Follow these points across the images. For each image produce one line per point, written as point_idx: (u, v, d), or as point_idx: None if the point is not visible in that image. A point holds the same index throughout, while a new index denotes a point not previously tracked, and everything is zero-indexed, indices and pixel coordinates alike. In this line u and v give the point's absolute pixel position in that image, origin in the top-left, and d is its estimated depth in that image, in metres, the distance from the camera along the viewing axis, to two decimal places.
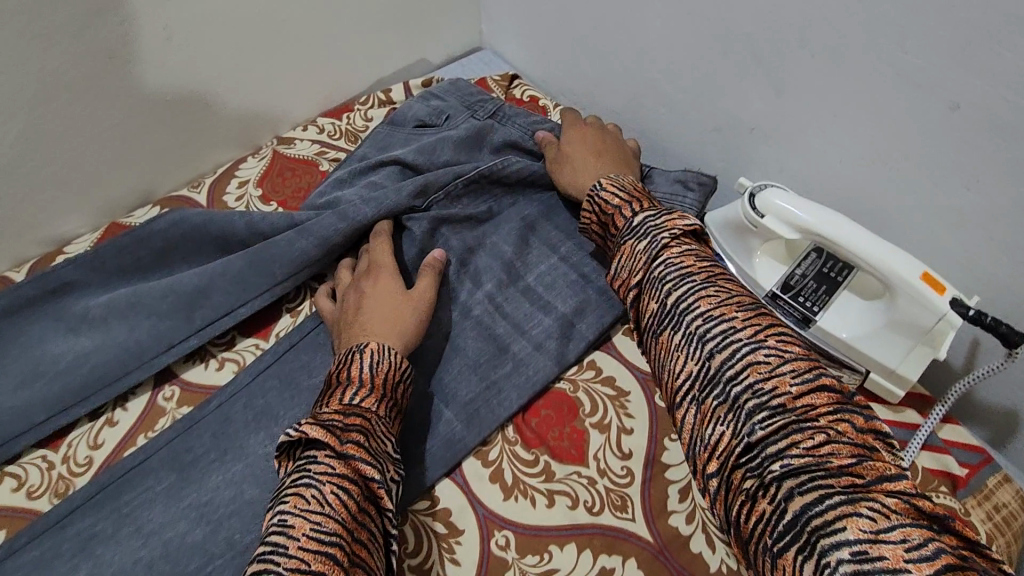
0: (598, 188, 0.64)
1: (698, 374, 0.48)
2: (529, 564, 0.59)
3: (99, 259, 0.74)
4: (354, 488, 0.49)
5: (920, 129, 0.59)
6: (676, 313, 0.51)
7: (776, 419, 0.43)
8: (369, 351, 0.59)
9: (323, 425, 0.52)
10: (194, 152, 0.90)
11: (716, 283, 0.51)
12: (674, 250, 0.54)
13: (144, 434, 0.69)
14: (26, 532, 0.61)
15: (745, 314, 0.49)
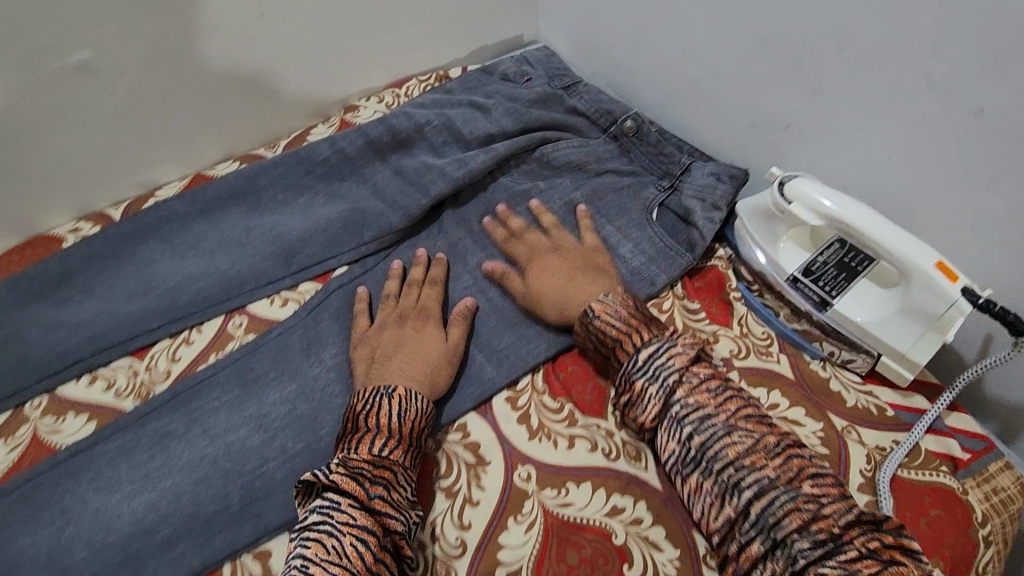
0: (592, 316, 0.69)
1: (735, 518, 0.56)
2: (548, 496, 0.64)
3: (214, 198, 0.90)
4: (371, 539, 0.54)
5: (945, 132, 0.63)
6: (704, 458, 0.58)
7: (817, 548, 0.51)
8: (397, 398, 0.63)
9: (353, 475, 0.56)
10: (270, 117, 1.00)
11: (739, 428, 0.58)
12: (687, 390, 0.61)
13: (215, 353, 0.77)
14: (112, 425, 0.70)
15: (770, 454, 0.56)
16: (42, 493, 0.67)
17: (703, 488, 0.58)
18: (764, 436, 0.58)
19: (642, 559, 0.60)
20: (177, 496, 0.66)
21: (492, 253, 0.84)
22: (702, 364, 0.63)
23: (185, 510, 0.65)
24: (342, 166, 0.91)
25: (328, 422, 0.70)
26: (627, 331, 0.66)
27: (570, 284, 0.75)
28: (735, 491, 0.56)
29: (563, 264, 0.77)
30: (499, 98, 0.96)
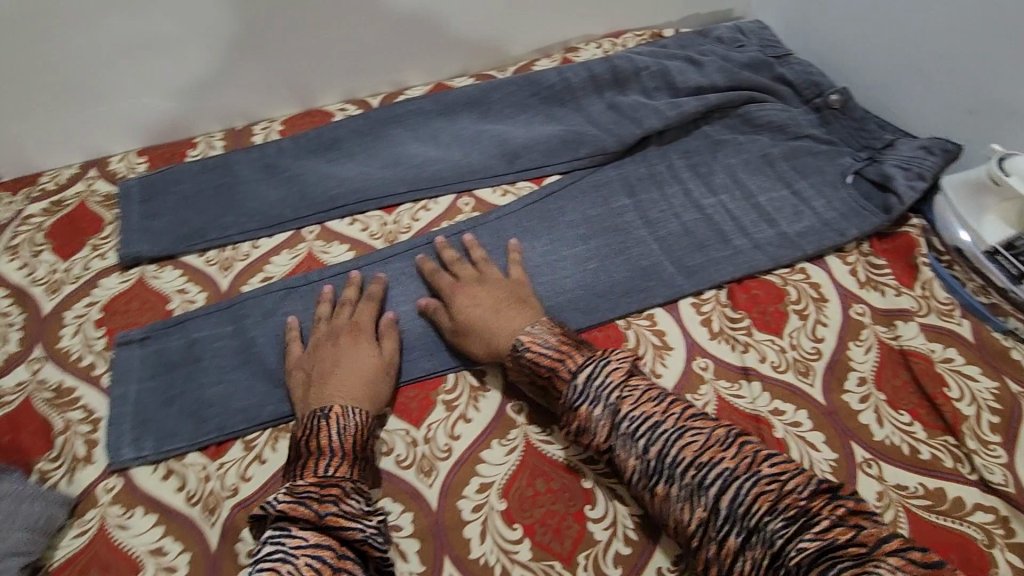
0: (523, 349, 0.71)
1: (708, 518, 0.56)
2: (722, 385, 0.74)
3: (453, 102, 1.07)
4: (327, 553, 0.56)
5: None
6: (663, 466, 0.60)
7: (788, 526, 0.52)
8: (333, 417, 0.66)
9: (295, 498, 0.59)
10: (505, 45, 1.15)
11: (689, 428, 0.61)
12: (631, 402, 0.63)
13: (449, 220, 0.93)
14: (369, 258, 0.88)
15: (721, 444, 0.59)
16: (312, 293, 0.85)
17: (671, 497, 0.59)
18: (711, 430, 0.61)
19: (799, 453, 0.68)
20: (410, 318, 0.82)
21: (688, 187, 0.94)
22: (639, 376, 0.67)
23: (417, 329, 0.81)
24: (564, 94, 1.05)
25: (536, 290, 0.84)
26: (562, 355, 0.69)
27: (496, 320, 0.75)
28: (699, 488, 0.57)
29: (489, 296, 0.78)
30: (713, 56, 1.05)
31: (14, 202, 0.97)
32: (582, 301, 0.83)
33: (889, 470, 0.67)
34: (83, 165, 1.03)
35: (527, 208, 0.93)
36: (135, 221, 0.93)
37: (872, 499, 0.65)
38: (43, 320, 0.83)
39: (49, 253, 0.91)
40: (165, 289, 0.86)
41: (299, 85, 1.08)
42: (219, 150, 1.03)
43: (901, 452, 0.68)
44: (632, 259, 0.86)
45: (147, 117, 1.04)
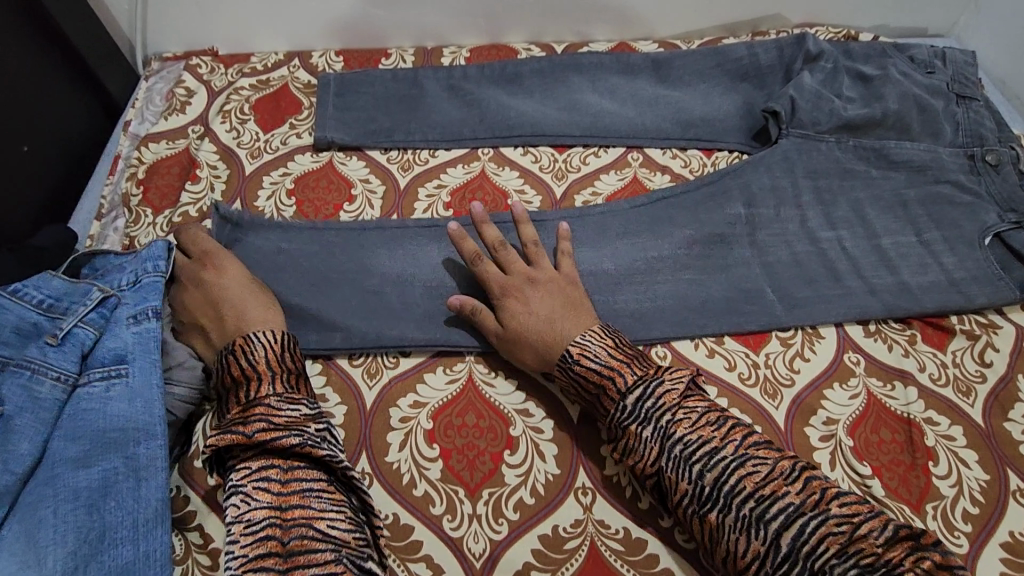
0: (571, 360, 0.69)
1: (765, 553, 0.56)
2: (874, 382, 0.74)
3: (636, 62, 1.08)
4: (271, 474, 0.59)
5: None
6: (719, 494, 0.60)
7: (863, 575, 0.52)
8: (239, 348, 0.66)
9: (227, 432, 0.60)
10: (696, 17, 1.15)
11: (749, 457, 0.60)
12: (687, 424, 0.63)
13: (616, 170, 0.96)
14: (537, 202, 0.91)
15: (786, 479, 0.58)
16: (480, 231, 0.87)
17: (724, 527, 0.59)
18: (774, 462, 0.60)
19: (949, 465, 0.68)
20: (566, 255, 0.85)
21: (877, 187, 0.90)
22: (695, 396, 0.66)
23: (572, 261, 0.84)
24: (749, 76, 1.04)
25: (700, 247, 0.85)
26: (613, 370, 0.68)
27: (551, 325, 0.72)
28: (758, 522, 0.57)
29: (545, 303, 0.74)
30: (915, 69, 1.02)
31: (227, 74, 1.07)
32: (744, 272, 0.83)
33: None
34: (287, 54, 1.12)
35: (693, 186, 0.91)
36: (331, 110, 1.00)
37: (1021, 526, 0.64)
38: (245, 179, 0.93)
39: (254, 123, 1.00)
40: (351, 176, 0.94)
41: (491, 19, 1.13)
42: (409, 65, 1.10)
43: None
44: (797, 245, 0.86)
45: (352, 21, 1.12)
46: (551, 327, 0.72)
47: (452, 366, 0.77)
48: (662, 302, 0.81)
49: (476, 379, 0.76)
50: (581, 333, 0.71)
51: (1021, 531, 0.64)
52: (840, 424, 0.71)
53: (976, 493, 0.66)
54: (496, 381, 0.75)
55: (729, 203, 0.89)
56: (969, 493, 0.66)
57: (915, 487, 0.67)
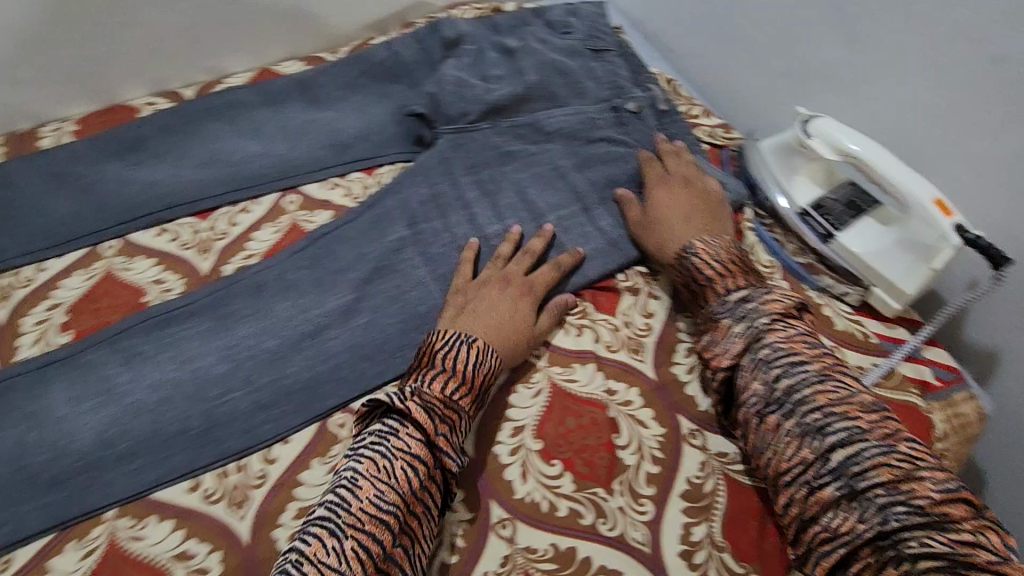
0: (691, 252, 0.73)
1: (812, 461, 0.58)
2: (555, 371, 0.73)
3: (275, 88, 0.97)
4: (404, 497, 0.56)
5: (969, 81, 0.68)
6: (790, 400, 0.61)
7: (911, 514, 0.53)
8: (476, 348, 0.65)
9: (425, 407, 0.60)
10: (334, 23, 1.07)
11: (831, 377, 0.61)
12: (780, 334, 0.64)
13: (270, 222, 0.85)
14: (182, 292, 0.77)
15: (864, 408, 0.59)
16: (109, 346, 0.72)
17: (782, 428, 0.61)
18: (856, 391, 0.61)
19: (629, 432, 0.69)
20: (221, 341, 0.74)
21: (536, 162, 0.89)
22: (797, 317, 0.67)
23: (226, 348, 0.73)
24: (397, 76, 0.98)
25: (373, 281, 0.79)
26: (726, 275, 0.70)
27: (690, 224, 0.77)
28: (819, 433, 0.59)
29: (679, 203, 0.79)
30: (549, 31, 1.02)
31: None
32: (417, 294, 0.78)
33: (713, 439, 0.69)
34: None
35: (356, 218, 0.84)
36: None
37: (695, 470, 0.66)
38: None
39: None
40: None
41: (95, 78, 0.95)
42: None
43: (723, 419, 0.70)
44: (466, 248, 0.82)
45: None
46: (677, 225, 0.77)
47: (84, 536, 0.61)
48: (336, 359, 0.74)
49: (119, 539, 0.61)
50: (692, 240, 0.74)
51: (695, 475, 0.66)
52: (527, 428, 0.68)
53: (655, 451, 0.68)
54: (144, 531, 0.61)
55: (391, 220, 0.84)
56: (650, 453, 0.67)
57: (602, 468, 0.66)
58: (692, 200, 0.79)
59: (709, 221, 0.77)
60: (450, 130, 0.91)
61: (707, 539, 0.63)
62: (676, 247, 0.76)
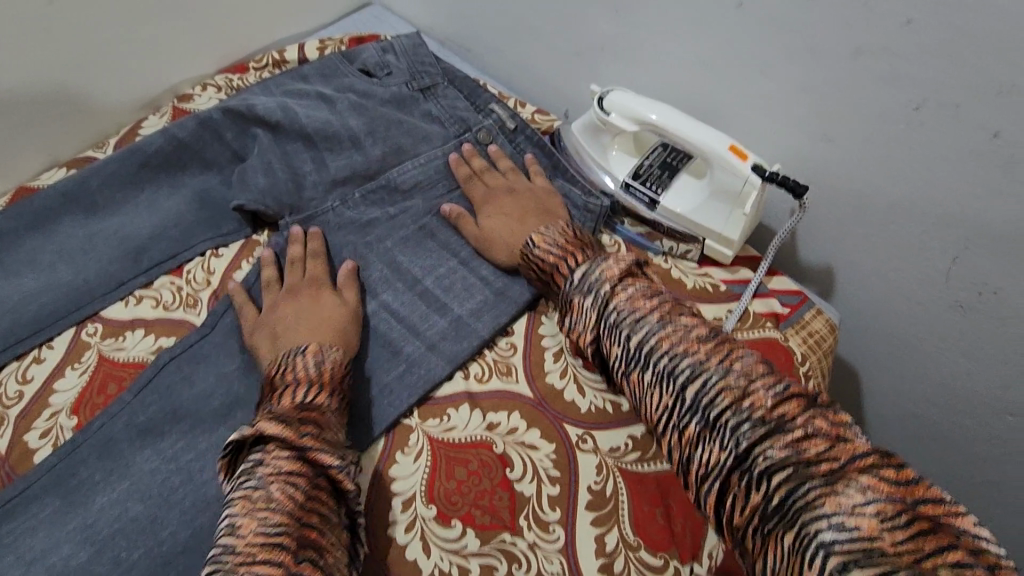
0: (533, 245, 0.71)
1: (673, 405, 0.51)
2: (430, 426, 0.69)
3: (29, 205, 0.81)
4: (302, 481, 0.53)
5: (724, 27, 0.71)
6: (640, 353, 0.55)
7: (755, 429, 0.47)
8: (311, 353, 0.65)
9: (278, 421, 0.56)
10: (92, 116, 0.93)
11: (671, 320, 0.55)
12: (623, 296, 0.58)
13: (71, 365, 0.74)
14: None
15: (703, 338, 0.53)
16: None
17: (643, 381, 0.54)
18: (688, 322, 0.55)
19: (521, 462, 0.66)
20: (39, 530, 0.62)
21: (362, 214, 0.85)
22: (638, 272, 0.62)
23: (49, 535, 0.62)
24: (178, 156, 0.87)
25: (216, 395, 0.70)
26: (564, 255, 0.68)
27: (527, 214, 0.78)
28: (666, 375, 0.52)
29: (517, 209, 0.79)
30: (337, 71, 0.97)
31: None
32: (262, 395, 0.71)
33: (602, 437, 0.68)
34: None
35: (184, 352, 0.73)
36: None
37: (593, 477, 0.65)
38: None
39: None
40: None
41: None
42: None
43: (607, 413, 0.69)
44: None
45: None
46: (513, 218, 0.78)
47: None
48: (185, 500, 0.64)
49: None
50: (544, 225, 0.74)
51: (595, 481, 0.65)
52: (417, 497, 0.64)
53: (551, 471, 0.66)
54: None
55: (218, 319, 0.76)
56: (546, 475, 0.65)
57: (503, 508, 0.63)
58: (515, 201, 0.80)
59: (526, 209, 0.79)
60: (296, 219, 0.84)
61: (622, 544, 0.62)
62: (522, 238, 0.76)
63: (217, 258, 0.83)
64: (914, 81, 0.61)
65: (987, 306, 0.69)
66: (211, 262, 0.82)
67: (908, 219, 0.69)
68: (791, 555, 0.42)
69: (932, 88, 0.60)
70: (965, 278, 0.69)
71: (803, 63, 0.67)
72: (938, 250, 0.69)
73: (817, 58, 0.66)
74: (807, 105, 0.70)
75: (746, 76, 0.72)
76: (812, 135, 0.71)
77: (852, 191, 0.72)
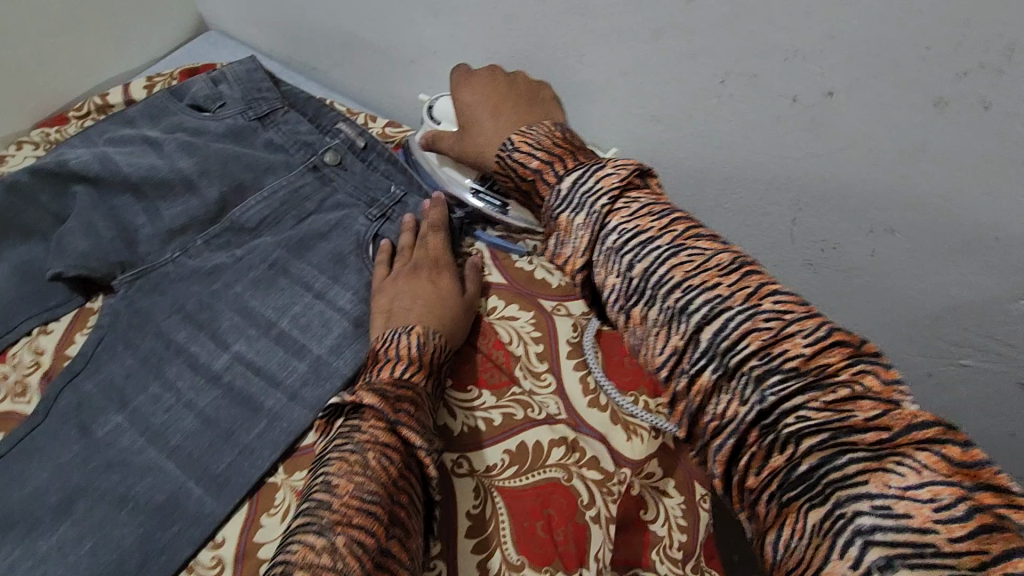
0: (511, 147, 0.63)
1: (684, 348, 0.44)
2: (296, 480, 0.67)
3: None
4: (394, 454, 0.52)
5: (536, 20, 0.70)
6: (647, 285, 0.47)
7: (787, 381, 0.40)
8: (416, 333, 0.65)
9: (377, 393, 0.57)
10: None
11: (687, 245, 0.47)
12: (623, 213, 0.51)
13: None
14: None
15: (722, 271, 0.45)
16: None
17: (647, 320, 0.47)
18: (714, 252, 0.46)
19: None
20: None
21: (208, 260, 0.80)
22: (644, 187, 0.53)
23: None
24: None
25: (53, 490, 0.64)
26: (550, 161, 0.59)
27: (493, 121, 0.69)
28: (682, 314, 0.45)
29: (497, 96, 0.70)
30: (164, 110, 0.90)
31: None
32: (107, 479, 0.65)
33: (476, 458, 0.65)
34: None
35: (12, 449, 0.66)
36: None
37: (471, 501, 0.63)
38: None
39: None
40: None
41: None
42: None
43: (480, 431, 0.67)
44: (153, 395, 0.70)
45: None
46: (501, 119, 0.68)
47: None
48: None
49: None
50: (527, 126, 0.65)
51: (473, 506, 0.62)
52: None
53: None
54: None
55: (51, 405, 0.69)
56: None
57: None
58: (489, 82, 0.72)
59: (522, 111, 0.69)
60: (128, 279, 0.77)
61: (505, 566, 0.60)
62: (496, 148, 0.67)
63: (47, 336, 0.75)
64: (712, 56, 0.61)
65: (831, 259, 0.70)
66: (40, 341, 0.75)
67: (744, 187, 0.70)
68: (816, 532, 0.37)
69: (733, 59, 0.60)
70: (806, 236, 0.70)
71: (615, 48, 0.67)
72: (776, 213, 0.70)
73: (624, 43, 0.66)
74: (630, 88, 0.69)
75: (570, 65, 0.72)
76: (641, 117, 0.71)
77: (688, 165, 0.72)
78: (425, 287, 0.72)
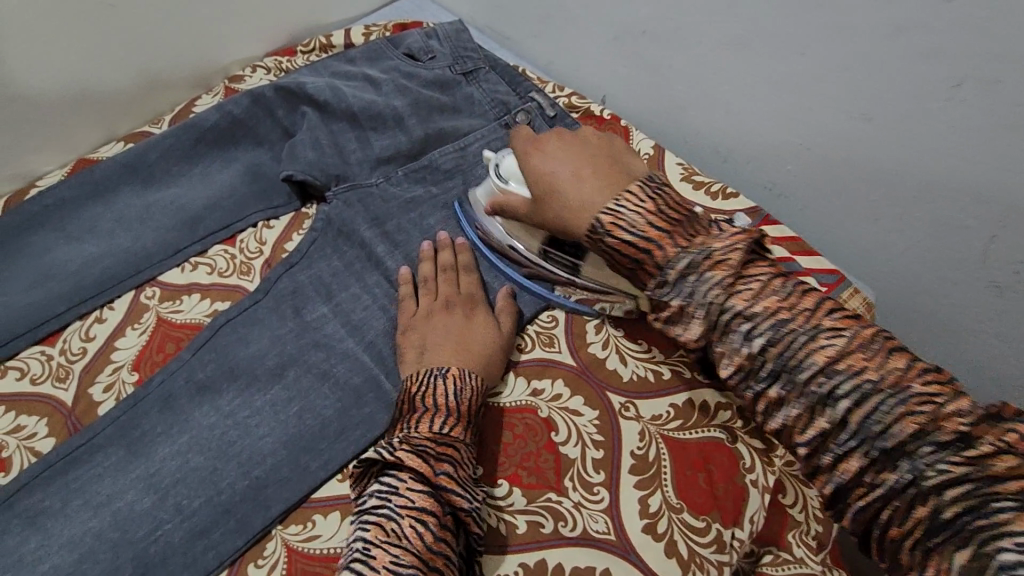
0: (602, 230, 0.60)
1: (830, 429, 0.50)
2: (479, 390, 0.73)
3: (92, 174, 0.84)
4: (431, 519, 0.54)
5: (768, 13, 0.74)
6: (789, 368, 0.51)
7: (937, 451, 0.46)
8: (452, 378, 0.63)
9: (415, 453, 0.56)
10: (147, 93, 0.97)
11: (823, 329, 0.51)
12: (745, 295, 0.54)
13: (133, 326, 0.77)
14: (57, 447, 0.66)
15: (868, 354, 0.50)
16: None
17: (785, 402, 0.52)
18: (852, 334, 0.51)
19: (566, 427, 0.68)
20: (100, 476, 0.65)
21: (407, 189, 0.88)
22: (758, 263, 0.57)
23: (111, 485, 0.64)
24: (231, 130, 0.90)
25: (269, 355, 0.73)
26: (650, 245, 0.58)
27: (575, 188, 0.64)
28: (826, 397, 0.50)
29: (569, 151, 0.69)
30: (381, 54, 0.99)
31: None
32: (314, 356, 0.73)
33: (644, 405, 0.70)
34: None
35: (239, 316, 0.76)
36: None
37: (636, 442, 0.67)
38: None
39: None
40: None
41: None
42: None
43: (648, 381, 0.71)
44: (354, 294, 0.79)
45: None
46: (583, 185, 0.64)
47: None
48: (240, 452, 0.67)
49: None
50: (615, 198, 0.61)
51: (638, 447, 0.67)
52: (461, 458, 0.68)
53: (595, 435, 0.68)
54: None
55: (271, 286, 0.78)
56: (590, 440, 0.67)
57: (548, 470, 0.66)
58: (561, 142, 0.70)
59: (604, 176, 0.64)
60: (341, 192, 0.87)
61: (664, 504, 0.64)
62: (589, 215, 0.62)
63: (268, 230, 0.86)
64: (956, 59, 0.63)
65: None
66: (263, 233, 0.86)
67: (948, 200, 0.71)
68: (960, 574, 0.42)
69: (982, 66, 0.62)
70: (1001, 257, 0.70)
71: (845, 44, 0.70)
72: (977, 229, 0.70)
73: (856, 41, 0.69)
74: (851, 87, 0.72)
75: (789, 59, 0.75)
76: (854, 118, 0.74)
77: (890, 170, 0.74)
78: (477, 328, 0.71)
